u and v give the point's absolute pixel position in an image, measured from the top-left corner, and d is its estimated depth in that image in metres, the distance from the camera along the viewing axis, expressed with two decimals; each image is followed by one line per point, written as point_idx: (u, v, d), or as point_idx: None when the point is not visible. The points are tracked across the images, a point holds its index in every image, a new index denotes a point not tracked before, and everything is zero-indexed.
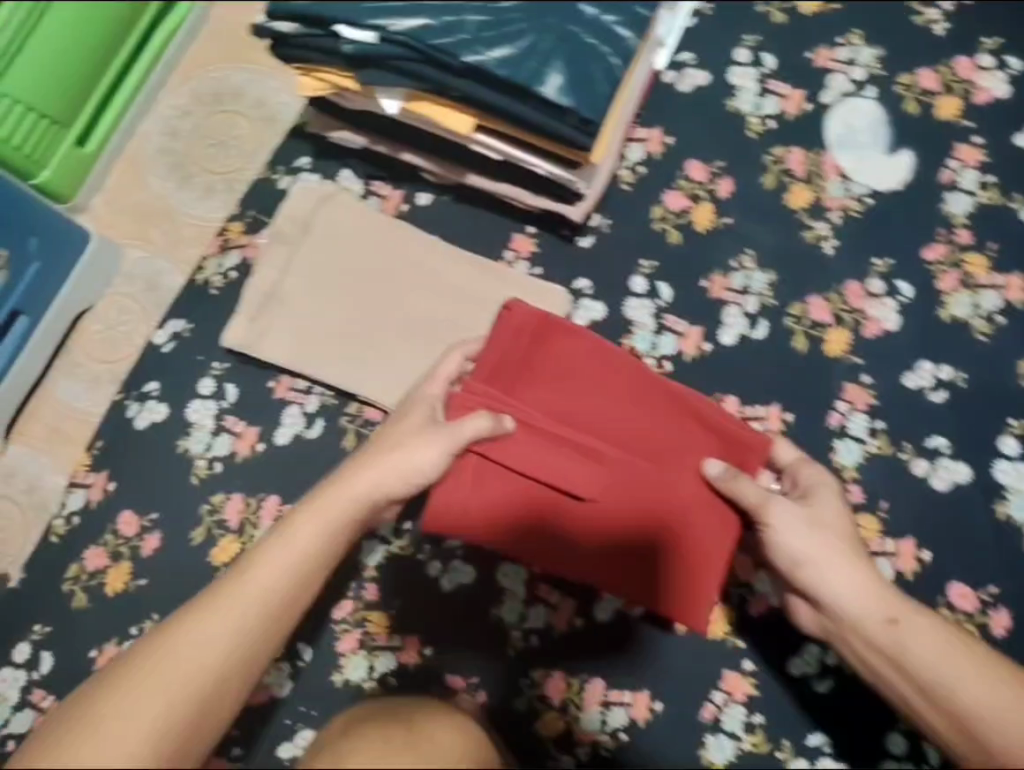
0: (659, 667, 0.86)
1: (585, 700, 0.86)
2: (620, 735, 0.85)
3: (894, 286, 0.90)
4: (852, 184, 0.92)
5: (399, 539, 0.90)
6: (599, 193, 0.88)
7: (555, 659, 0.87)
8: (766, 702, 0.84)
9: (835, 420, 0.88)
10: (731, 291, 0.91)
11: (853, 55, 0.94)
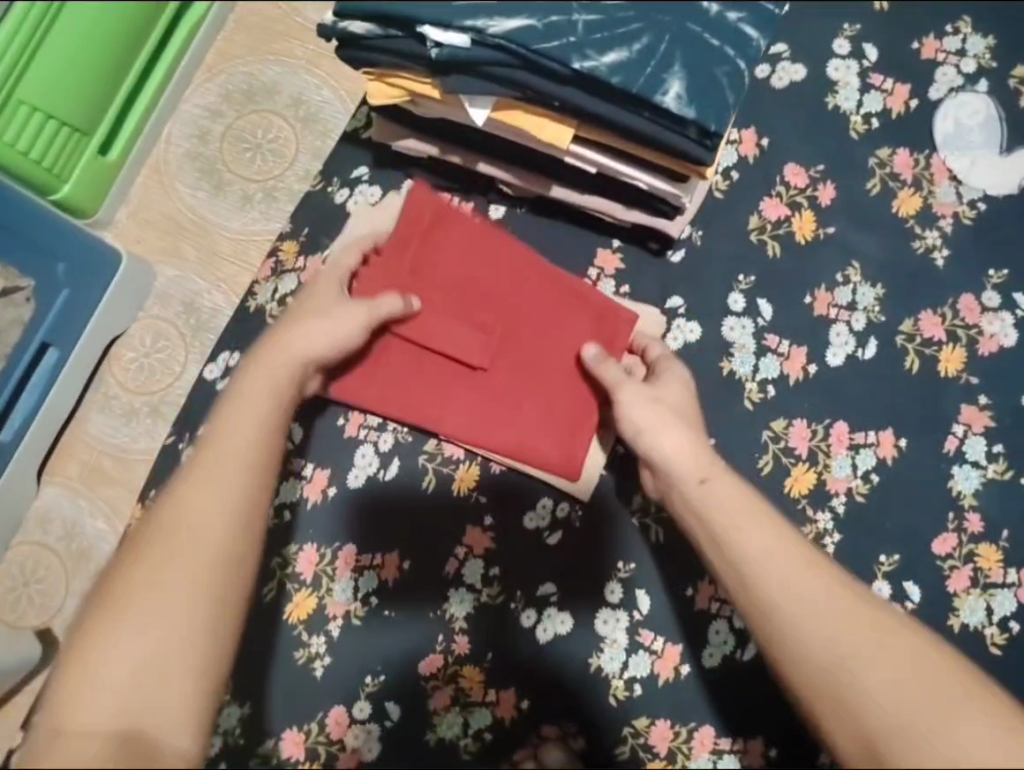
0: (776, 718, 0.77)
1: (694, 748, 0.77)
2: None
3: (1012, 298, 0.83)
4: (964, 188, 0.86)
5: (489, 586, 0.81)
6: (696, 207, 0.83)
7: (660, 705, 0.78)
8: None
9: (952, 444, 0.80)
10: (838, 306, 0.84)
11: (963, 45, 0.89)
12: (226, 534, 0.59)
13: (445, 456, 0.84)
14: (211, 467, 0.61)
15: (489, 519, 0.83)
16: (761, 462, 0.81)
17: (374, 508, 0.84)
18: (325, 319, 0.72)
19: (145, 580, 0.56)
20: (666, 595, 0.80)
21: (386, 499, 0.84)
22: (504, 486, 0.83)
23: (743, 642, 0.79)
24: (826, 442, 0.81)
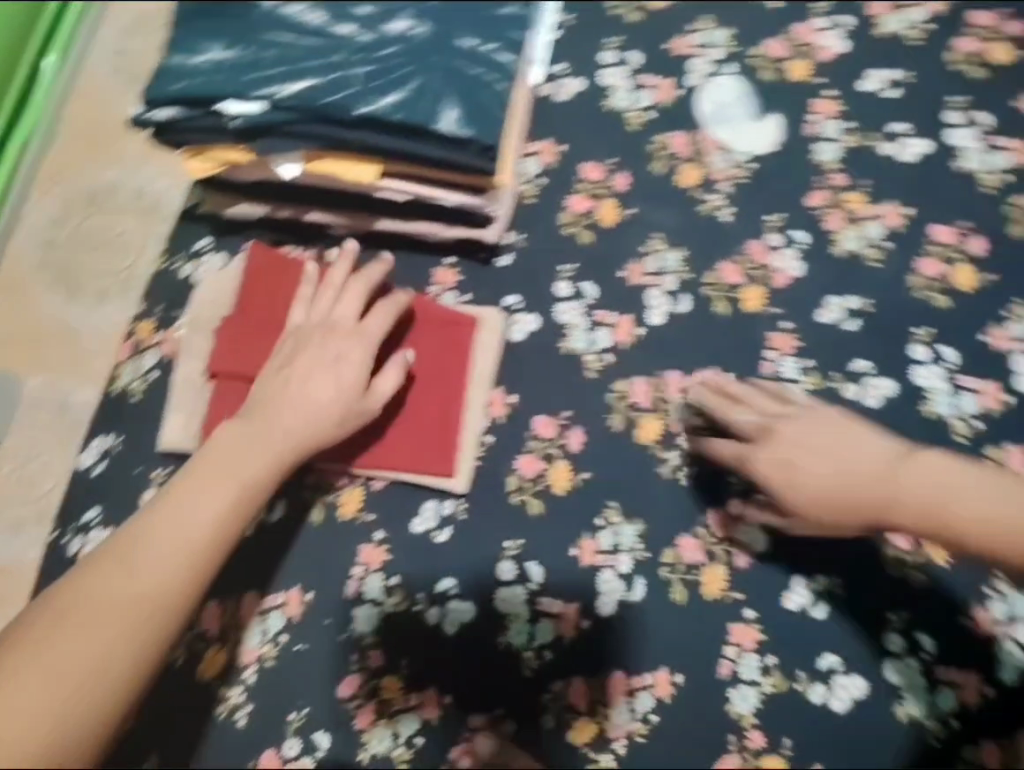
0: (671, 643, 0.81)
1: (610, 696, 0.80)
2: (652, 718, 0.80)
3: (791, 236, 0.94)
4: (733, 154, 0.99)
5: (391, 595, 0.84)
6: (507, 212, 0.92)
7: (573, 667, 0.82)
8: (780, 644, 0.80)
9: (767, 369, 0.89)
10: (649, 275, 0.94)
11: (705, 39, 1.04)
12: (140, 617, 0.68)
13: (328, 484, 0.89)
14: (129, 560, 0.70)
15: (381, 533, 0.87)
16: (610, 421, 0.89)
17: (267, 547, 0.87)
18: (278, 398, 0.79)
19: (42, 668, 0.65)
20: (557, 558, 0.84)
21: (279, 539, 0.87)
22: (387, 496, 0.88)
23: (631, 583, 0.83)
24: (663, 393, 0.89)
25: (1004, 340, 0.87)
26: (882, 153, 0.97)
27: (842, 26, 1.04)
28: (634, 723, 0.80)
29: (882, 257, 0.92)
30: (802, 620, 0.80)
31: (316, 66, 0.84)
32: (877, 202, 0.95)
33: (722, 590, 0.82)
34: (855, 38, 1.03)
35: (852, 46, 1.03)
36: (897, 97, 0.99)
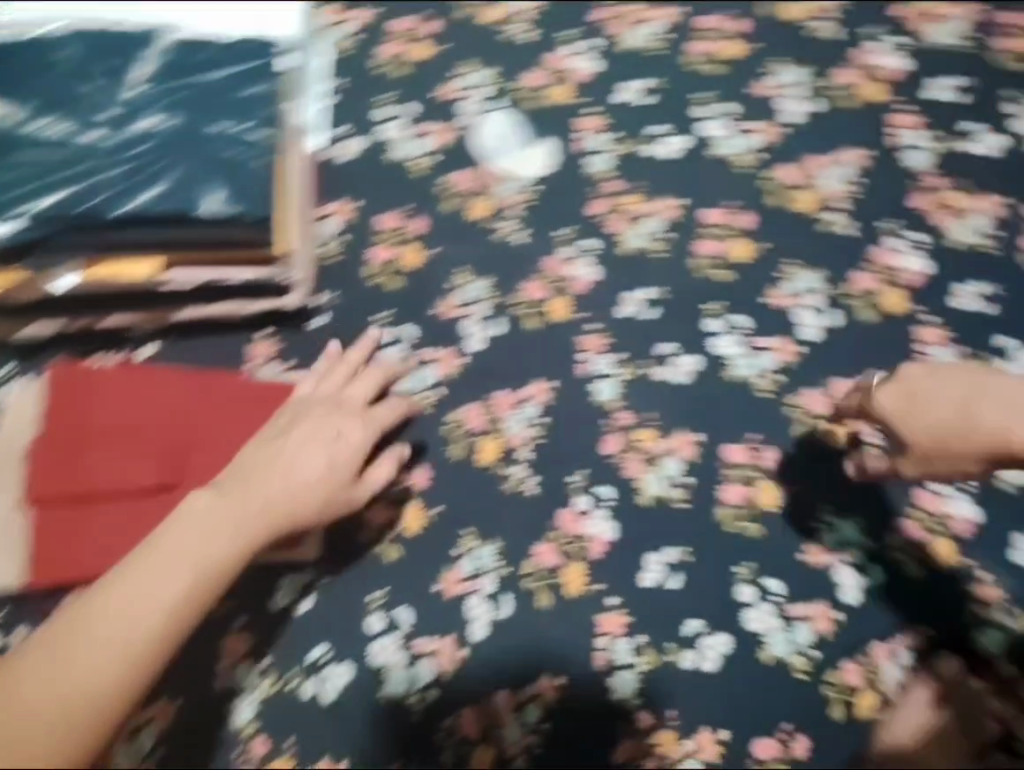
0: (917, 606, 0.98)
1: (879, 665, 0.96)
2: (920, 672, 0.96)
3: (911, 237, 1.08)
4: (849, 173, 1.11)
5: (645, 653, 0.95)
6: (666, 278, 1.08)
7: (843, 652, 0.96)
8: (1008, 583, 0.97)
9: (920, 355, 1.04)
10: (791, 299, 1.07)
11: (781, 78, 1.15)
12: None
13: (546, 568, 0.97)
14: None
15: (619, 599, 0.96)
16: (794, 430, 1.03)
17: (502, 644, 0.95)
18: None
19: None
20: (798, 563, 0.98)
21: (518, 630, 0.95)
22: (617, 557, 0.97)
23: (865, 570, 0.98)
24: (833, 399, 1.03)
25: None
26: (971, 151, 1.10)
27: (894, 42, 1.15)
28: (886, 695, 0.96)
29: (996, 242, 1.07)
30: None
31: None
32: (973, 195, 1.08)
33: (956, 559, 0.98)
34: (915, 54, 1.15)
35: (916, 64, 1.14)
36: (968, 102, 1.12)
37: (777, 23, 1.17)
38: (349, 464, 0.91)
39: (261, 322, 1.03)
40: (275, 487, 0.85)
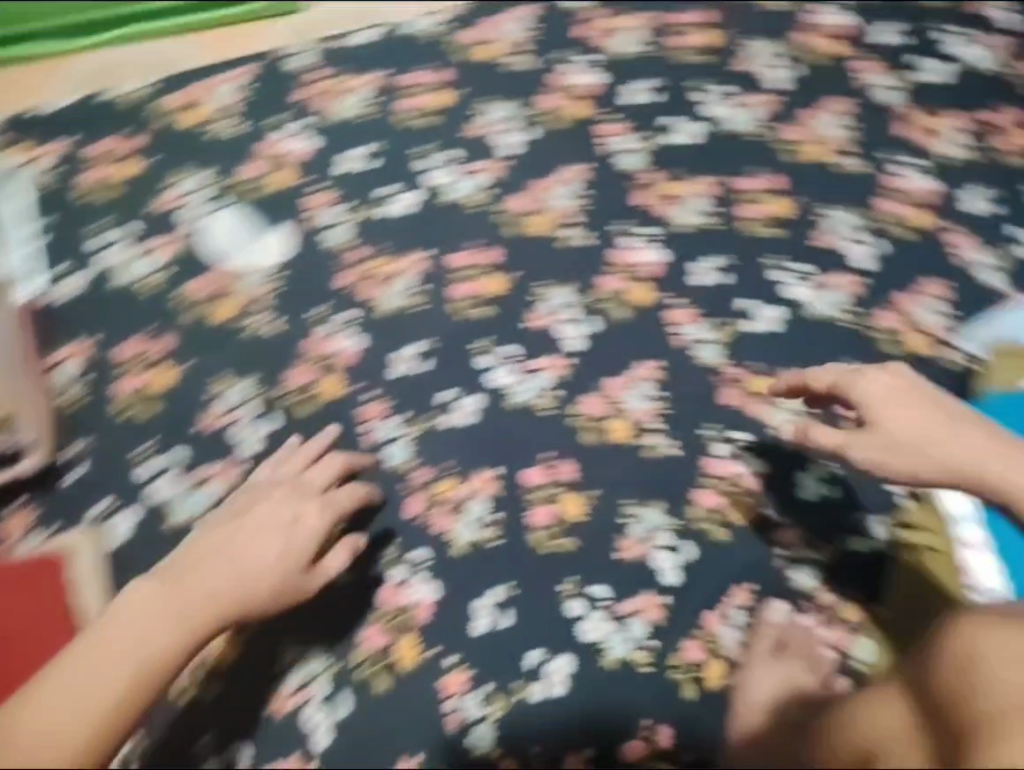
0: (732, 570, 1.03)
1: (714, 632, 1.01)
2: (751, 626, 1.02)
3: (644, 233, 1.13)
4: (570, 189, 1.15)
5: (492, 700, 0.95)
6: (429, 329, 1.06)
7: (678, 632, 1.00)
8: (805, 523, 1.04)
9: (680, 338, 1.10)
10: (551, 317, 1.10)
11: (494, 115, 1.16)
12: None
13: (375, 651, 0.95)
14: None
15: (454, 657, 0.96)
16: (583, 436, 1.06)
17: (354, 739, 0.93)
18: None
19: None
20: (617, 566, 1.01)
21: (367, 719, 0.93)
22: (445, 618, 0.97)
23: (679, 549, 1.03)
24: (611, 400, 1.07)
25: (823, 237, 1.14)
26: (672, 142, 1.17)
27: (591, 61, 1.19)
28: (730, 656, 1.01)
29: (718, 219, 1.14)
30: (824, 500, 1.05)
31: (153, 306, 1.03)
32: (689, 180, 1.15)
33: (755, 512, 1.05)
34: (611, 71, 1.19)
35: (610, 76, 1.19)
36: (664, 101, 1.18)
37: (475, 65, 1.18)
38: (302, 555, 0.88)
39: (7, 493, 0.96)
40: (225, 574, 0.84)
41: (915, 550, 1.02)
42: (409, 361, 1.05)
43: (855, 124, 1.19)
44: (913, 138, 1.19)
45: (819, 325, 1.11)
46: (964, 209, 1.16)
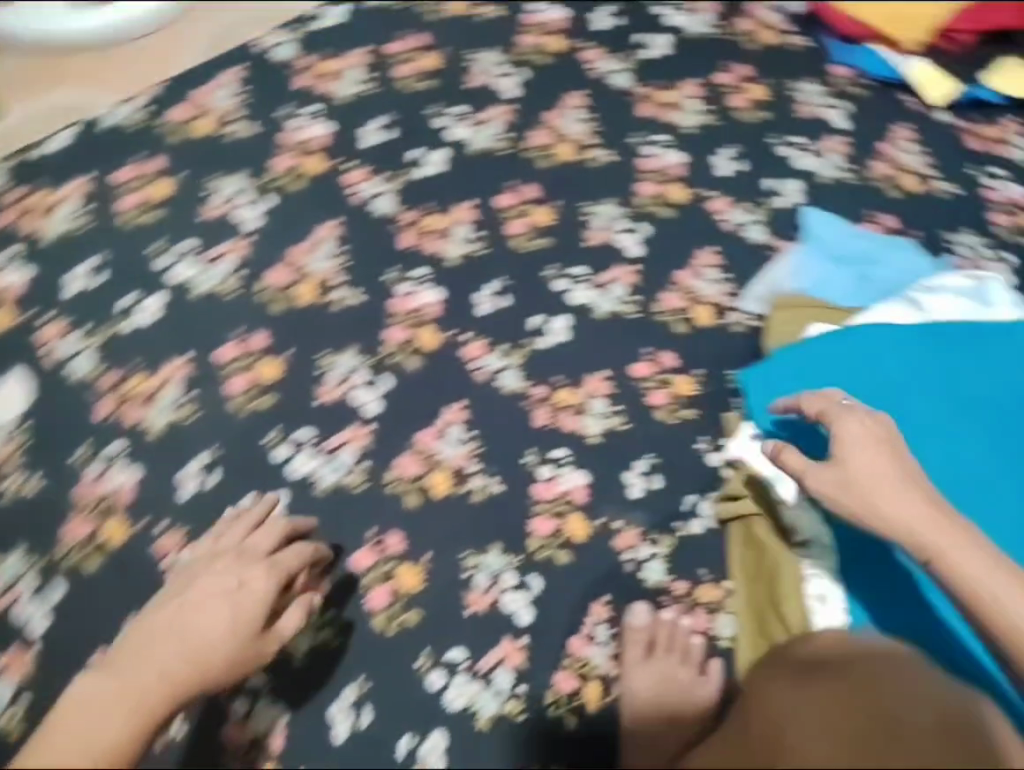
0: (583, 588, 1.00)
1: (581, 655, 0.98)
2: (616, 637, 0.99)
3: (414, 275, 1.09)
4: (325, 249, 1.09)
5: None
6: (203, 441, 1.00)
7: (545, 669, 0.97)
8: (644, 521, 1.02)
9: (484, 374, 1.06)
10: (340, 385, 1.04)
11: (227, 191, 1.10)
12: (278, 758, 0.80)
13: None
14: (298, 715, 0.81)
15: None
16: (407, 499, 1.01)
17: None
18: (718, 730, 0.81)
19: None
20: (467, 624, 0.97)
21: None
22: (301, 736, 0.93)
23: (528, 585, 0.99)
24: (426, 452, 1.02)
25: (599, 235, 1.12)
26: (420, 174, 1.12)
27: (312, 111, 1.13)
28: (603, 676, 0.98)
29: (484, 243, 1.11)
30: (651, 495, 1.03)
31: None
32: (447, 211, 1.11)
33: (590, 529, 1.02)
34: (335, 115, 1.14)
35: (335, 122, 1.13)
36: (398, 136, 1.13)
37: (193, 144, 1.11)
38: (253, 623, 0.83)
39: None
40: (180, 653, 0.79)
41: (743, 524, 1.00)
42: (187, 480, 0.99)
43: (593, 115, 1.17)
44: (658, 115, 1.16)
45: (615, 322, 1.09)
46: (720, 175, 1.14)
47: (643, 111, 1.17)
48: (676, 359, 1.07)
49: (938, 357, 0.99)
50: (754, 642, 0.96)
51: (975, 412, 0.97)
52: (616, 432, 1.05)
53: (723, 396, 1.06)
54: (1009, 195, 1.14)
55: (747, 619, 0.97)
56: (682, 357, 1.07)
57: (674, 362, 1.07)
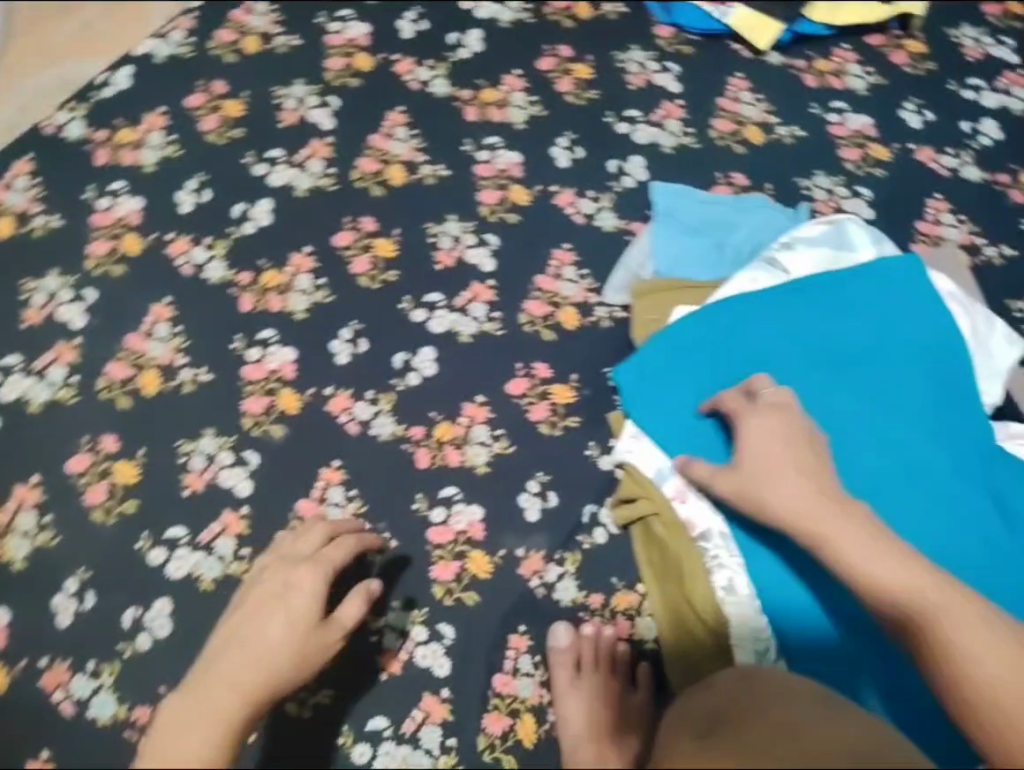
0: (499, 624, 0.93)
1: (509, 694, 0.91)
2: (542, 666, 0.92)
3: (261, 340, 1.03)
4: (160, 333, 1.03)
5: None
6: (69, 563, 0.96)
7: (471, 716, 0.90)
8: (547, 542, 0.96)
9: (355, 427, 1.00)
10: (205, 471, 0.99)
11: (45, 292, 1.04)
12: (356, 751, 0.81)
13: None
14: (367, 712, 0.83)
15: None
16: None
17: None
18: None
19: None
20: (383, 689, 0.90)
21: None
22: None
23: (440, 634, 0.92)
24: (308, 522, 0.97)
25: (448, 255, 1.06)
26: (246, 232, 1.07)
27: (117, 191, 1.08)
28: (535, 708, 0.91)
29: (326, 291, 1.05)
30: (548, 514, 0.97)
31: None
32: (284, 264, 1.06)
33: (492, 561, 0.95)
34: (142, 190, 1.08)
35: (142, 196, 1.08)
36: (209, 199, 1.08)
37: None
38: (308, 615, 0.82)
39: None
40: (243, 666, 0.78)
41: (642, 525, 0.96)
42: (58, 608, 0.94)
43: (415, 130, 1.11)
44: (485, 117, 1.11)
45: (482, 344, 1.03)
46: (561, 166, 1.09)
47: (470, 116, 1.11)
48: (550, 370, 1.02)
49: (811, 313, 0.95)
50: (674, 646, 0.91)
51: (853, 365, 0.93)
52: (504, 455, 0.99)
53: (602, 395, 1.01)
54: (858, 126, 1.09)
55: (666, 620, 0.92)
56: (556, 366, 1.02)
57: (548, 373, 1.02)
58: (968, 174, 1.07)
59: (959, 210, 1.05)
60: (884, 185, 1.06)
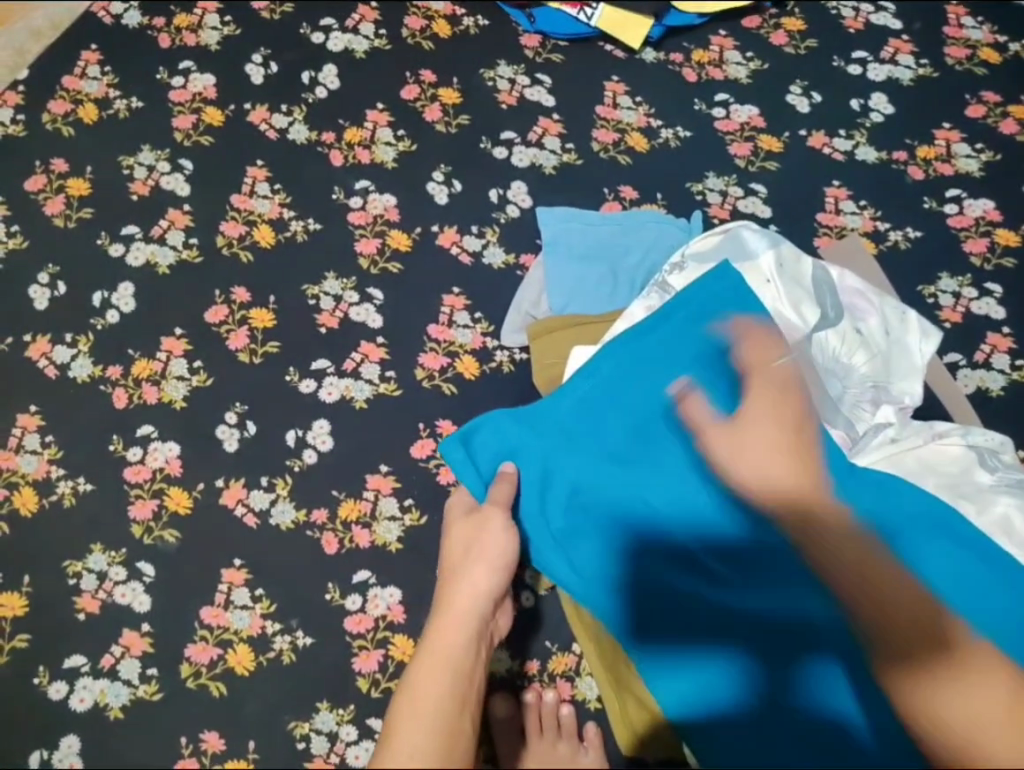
0: None
1: None
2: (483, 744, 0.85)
3: (140, 438, 0.94)
4: (30, 445, 0.93)
5: None
6: None
7: None
8: None
9: (253, 518, 0.92)
10: (97, 590, 0.89)
11: None
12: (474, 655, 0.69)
13: None
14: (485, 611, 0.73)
15: None
16: (216, 690, 0.86)
17: None
18: None
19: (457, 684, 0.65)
20: None
21: None
22: None
23: (371, 731, 0.85)
24: (216, 630, 0.88)
25: (332, 315, 0.99)
26: (114, 321, 0.98)
27: None
28: None
29: (204, 374, 0.96)
30: None
31: None
32: (155, 351, 0.97)
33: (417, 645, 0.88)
34: None
35: None
36: (65, 292, 0.99)
37: None
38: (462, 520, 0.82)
39: None
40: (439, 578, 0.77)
41: None
42: None
43: (277, 185, 1.04)
44: (353, 159, 1.05)
45: (380, 408, 0.95)
46: (440, 202, 1.02)
47: (336, 160, 1.05)
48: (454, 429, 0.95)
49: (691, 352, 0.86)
50: (616, 699, 0.85)
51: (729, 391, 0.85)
52: (417, 527, 0.92)
53: None
54: (744, 118, 1.04)
55: (603, 680, 0.86)
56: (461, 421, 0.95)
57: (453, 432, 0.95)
58: (863, 156, 1.02)
59: (859, 196, 1.00)
60: (778, 179, 1.01)
